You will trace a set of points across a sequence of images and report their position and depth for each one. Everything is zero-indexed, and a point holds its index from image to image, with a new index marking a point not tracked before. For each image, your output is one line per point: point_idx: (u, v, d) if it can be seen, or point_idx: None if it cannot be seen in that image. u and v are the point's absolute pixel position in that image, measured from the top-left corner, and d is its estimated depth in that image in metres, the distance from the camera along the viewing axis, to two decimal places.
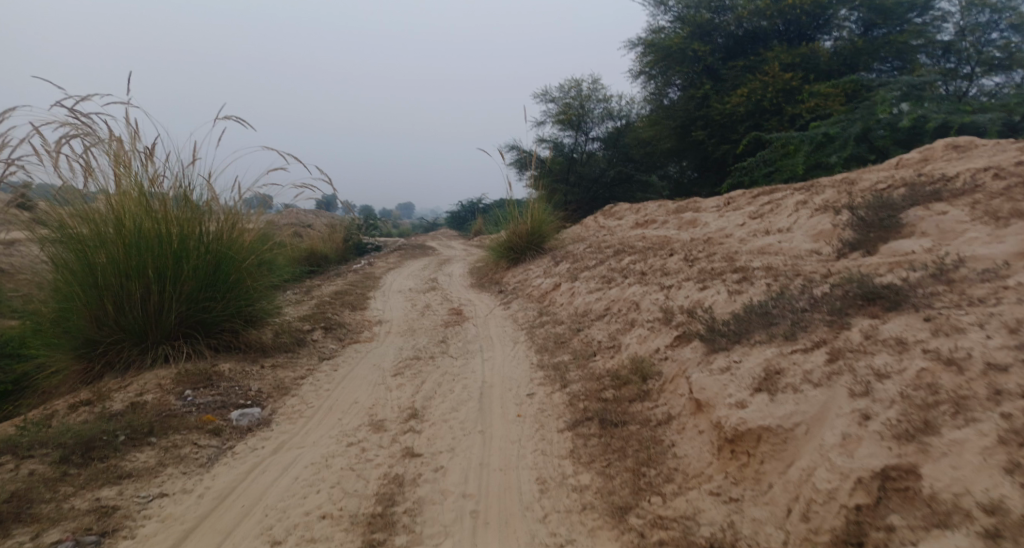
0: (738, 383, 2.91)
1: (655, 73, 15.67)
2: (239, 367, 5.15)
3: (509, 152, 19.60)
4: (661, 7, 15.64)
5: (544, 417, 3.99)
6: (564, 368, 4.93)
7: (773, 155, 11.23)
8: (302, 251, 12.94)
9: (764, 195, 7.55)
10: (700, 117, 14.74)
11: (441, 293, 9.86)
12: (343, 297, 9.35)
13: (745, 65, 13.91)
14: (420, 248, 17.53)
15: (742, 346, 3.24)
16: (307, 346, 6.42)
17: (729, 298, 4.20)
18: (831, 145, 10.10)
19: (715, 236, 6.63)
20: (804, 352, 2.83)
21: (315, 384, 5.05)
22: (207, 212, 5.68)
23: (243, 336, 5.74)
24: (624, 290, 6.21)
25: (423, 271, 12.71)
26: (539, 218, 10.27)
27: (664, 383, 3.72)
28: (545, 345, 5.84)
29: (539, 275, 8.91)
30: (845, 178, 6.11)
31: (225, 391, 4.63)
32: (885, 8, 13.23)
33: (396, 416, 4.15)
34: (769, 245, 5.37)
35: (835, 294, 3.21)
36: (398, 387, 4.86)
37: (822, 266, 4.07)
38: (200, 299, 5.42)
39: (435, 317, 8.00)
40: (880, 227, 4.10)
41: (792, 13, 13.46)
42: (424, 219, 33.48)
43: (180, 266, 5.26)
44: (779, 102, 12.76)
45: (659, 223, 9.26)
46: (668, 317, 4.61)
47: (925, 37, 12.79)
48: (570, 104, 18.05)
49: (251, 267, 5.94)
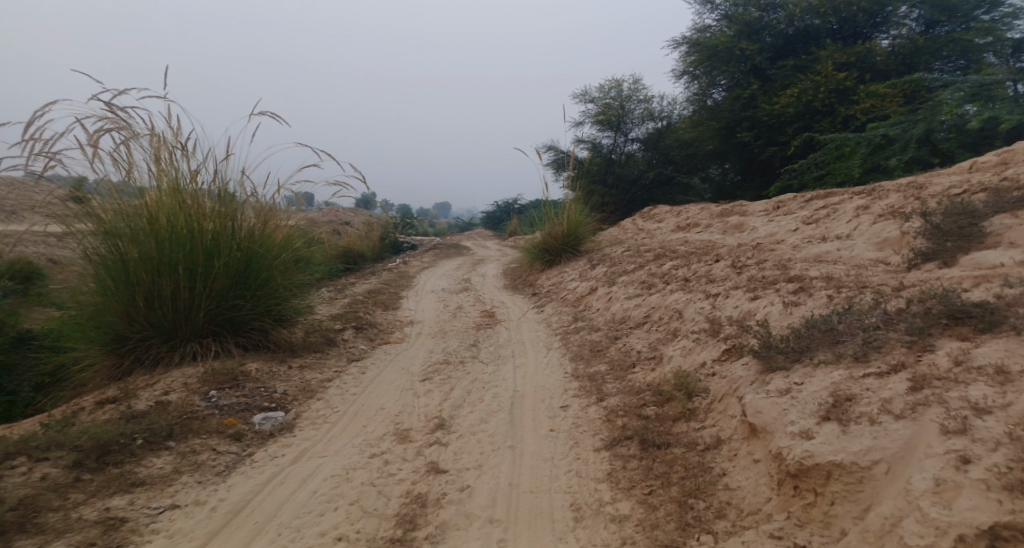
0: (801, 410, 2.57)
1: (699, 73, 15.16)
2: (266, 367, 5.05)
3: (546, 153, 19.36)
4: (707, 5, 15.14)
5: (578, 433, 3.72)
6: (600, 379, 4.64)
7: (826, 158, 10.66)
8: (339, 249, 12.98)
9: (818, 199, 7.09)
10: (746, 118, 14.17)
11: (474, 294, 9.68)
12: (376, 296, 9.26)
13: (795, 65, 13.31)
14: (454, 247, 17.44)
15: (803, 366, 2.90)
16: (337, 346, 6.30)
17: (785, 310, 3.84)
18: (890, 147, 9.49)
19: (764, 243, 6.22)
20: (880, 377, 2.48)
21: (341, 388, 4.90)
22: (240, 209, 5.62)
23: (273, 335, 5.65)
24: (665, 296, 5.88)
25: (457, 271, 12.58)
26: (575, 220, 9.98)
27: (713, 402, 3.39)
28: (580, 353, 5.56)
29: (574, 278, 8.62)
30: (911, 182, 5.62)
31: (250, 393, 4.52)
32: (950, 4, 12.45)
33: (422, 426, 3.96)
34: (827, 253, 4.96)
35: (912, 311, 2.83)
36: (426, 394, 4.67)
37: (892, 278, 3.67)
38: (231, 297, 5.34)
39: (467, 319, 7.80)
40: (959, 234, 3.66)
41: (848, 10, 12.80)
42: (461, 218, 33.52)
43: (211, 263, 5.18)
44: (831, 102, 12.14)
45: (702, 227, 8.85)
46: (716, 329, 4.27)
47: (994, 34, 12.00)
48: (611, 104, 17.64)
49: (282, 265, 5.84)
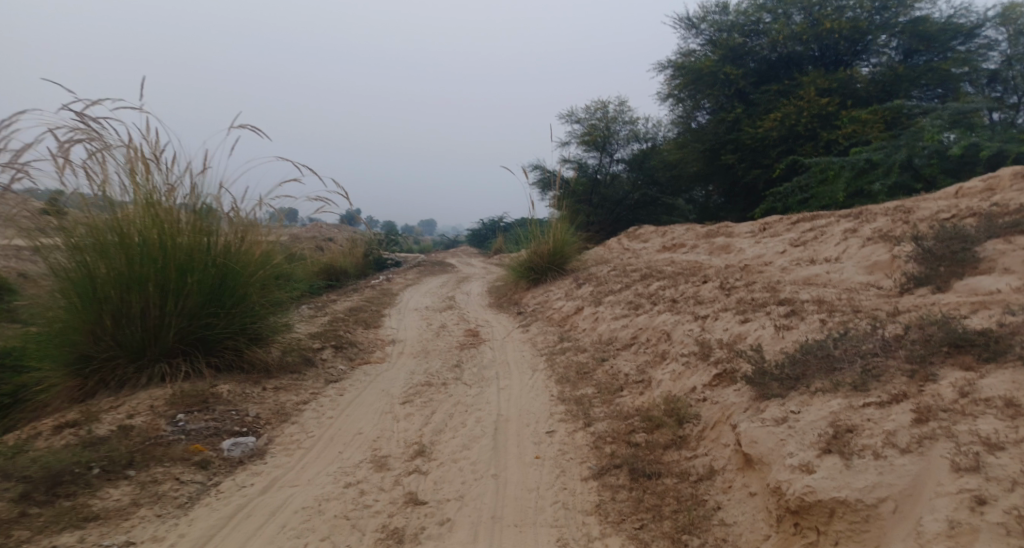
0: (799, 441, 2.45)
1: (683, 96, 15.31)
2: (239, 389, 4.82)
3: (532, 172, 19.39)
4: (692, 29, 15.39)
5: (565, 461, 3.57)
6: (587, 403, 4.49)
7: (810, 181, 10.76)
8: (320, 265, 12.76)
9: (804, 222, 7.10)
10: (730, 141, 14.30)
11: (458, 313, 9.50)
12: (357, 314, 9.04)
13: (778, 89, 13.50)
14: (438, 265, 17.26)
15: (800, 393, 2.79)
16: (315, 366, 6.08)
17: (777, 334, 3.75)
18: (874, 172, 9.59)
19: (752, 264, 6.17)
20: (882, 407, 2.38)
21: (317, 411, 4.70)
22: (216, 224, 5.42)
23: (247, 354, 5.42)
24: (653, 317, 5.78)
25: (441, 288, 12.41)
26: (561, 239, 9.91)
27: (705, 429, 3.27)
28: (566, 375, 5.41)
29: (560, 298, 8.50)
30: (898, 206, 5.63)
31: (221, 416, 4.30)
32: (928, 34, 12.76)
33: (401, 453, 3.77)
34: (817, 276, 4.91)
35: (911, 338, 2.75)
36: (406, 418, 4.48)
37: (886, 302, 3.61)
38: (203, 314, 5.12)
39: (450, 339, 7.62)
40: (952, 259, 3.62)
41: (829, 37, 13.06)
42: (446, 236, 33.35)
43: (183, 280, 4.97)
44: (814, 127, 12.30)
45: (688, 247, 8.81)
46: (706, 352, 4.17)
47: (970, 64, 12.32)
48: (596, 125, 17.86)
49: (259, 282, 5.64)
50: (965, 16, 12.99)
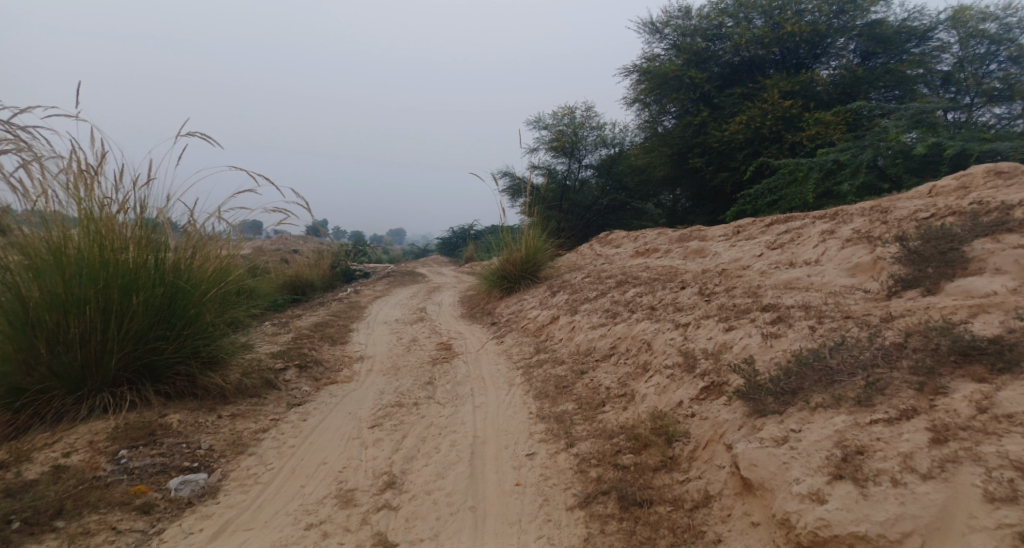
0: (804, 464, 2.25)
1: (649, 101, 15.35)
2: (192, 418, 4.43)
3: (502, 179, 19.18)
4: (656, 34, 15.45)
5: (547, 487, 3.31)
6: (568, 421, 4.24)
7: (779, 183, 10.81)
8: (285, 278, 12.28)
9: (778, 224, 7.03)
10: (697, 144, 14.33)
11: (429, 325, 9.17)
12: (324, 329, 8.64)
13: (742, 93, 13.61)
14: (408, 275, 16.89)
15: (799, 409, 2.60)
16: (277, 389, 5.69)
17: (765, 343, 3.59)
18: (841, 172, 9.64)
19: (730, 269, 6.04)
20: (891, 425, 2.20)
21: (278, 440, 4.34)
22: (163, 240, 5.01)
23: (201, 380, 5.01)
24: (631, 326, 5.58)
25: (412, 299, 12.06)
26: (533, 245, 9.68)
27: (696, 449, 3.05)
28: (544, 390, 5.15)
29: (534, 307, 8.26)
30: (874, 206, 5.57)
31: (169, 451, 3.91)
32: (884, 37, 13.02)
33: (369, 486, 3.46)
34: (798, 279, 4.79)
35: (913, 346, 2.59)
36: (375, 444, 4.17)
37: (876, 306, 3.47)
38: (151, 338, 4.70)
39: (422, 353, 7.29)
40: (941, 260, 3.51)
41: (790, 41, 13.18)
42: (415, 245, 32.78)
43: (128, 299, 4.56)
44: (778, 130, 12.41)
45: (662, 252, 8.68)
46: (691, 363, 3.97)
47: (925, 66, 12.61)
48: (564, 131, 17.81)
49: (213, 300, 5.24)
50: (918, 19, 13.33)
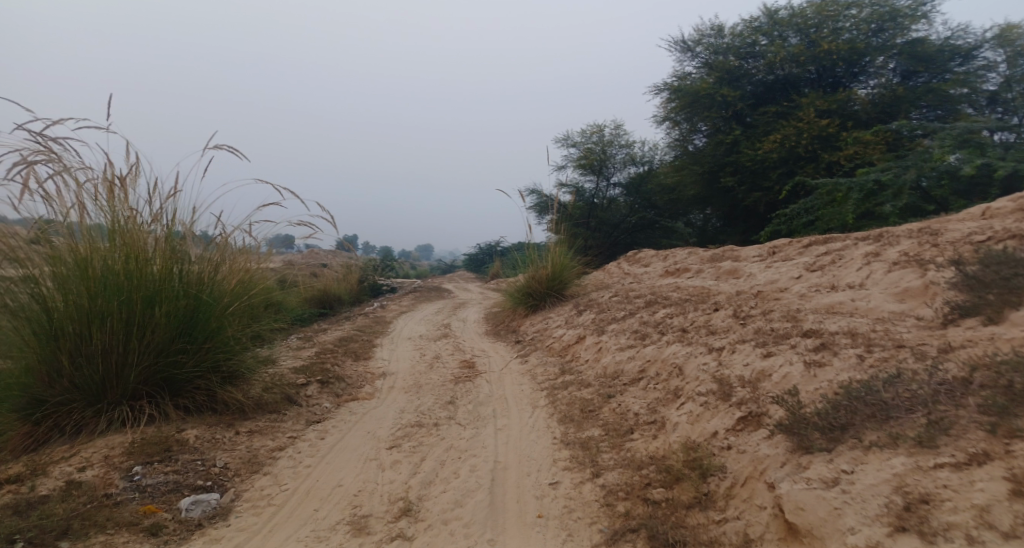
0: (859, 512, 2.01)
1: (680, 119, 15.13)
2: (209, 434, 4.36)
3: (529, 196, 19.12)
4: (688, 52, 15.30)
5: (571, 521, 3.12)
6: (595, 448, 4.04)
7: (816, 203, 10.45)
8: (312, 292, 12.34)
9: (817, 245, 6.75)
10: (729, 163, 14.02)
11: (453, 341, 9.05)
12: (347, 344, 8.59)
13: (777, 111, 13.30)
14: (434, 290, 16.84)
15: (851, 448, 2.37)
16: (297, 404, 5.62)
17: (808, 372, 3.36)
18: (883, 193, 9.26)
19: (766, 291, 5.78)
20: (960, 470, 1.96)
21: (294, 459, 4.25)
22: (187, 253, 5.01)
23: (220, 395, 4.96)
24: (662, 348, 5.36)
25: (436, 315, 11.97)
26: (560, 263, 9.51)
27: (734, 486, 2.82)
28: (569, 413, 4.96)
29: (559, 325, 8.06)
30: (922, 228, 5.28)
31: (184, 468, 3.85)
32: (927, 55, 12.60)
33: (383, 513, 3.36)
34: (841, 304, 4.52)
35: (980, 381, 2.35)
36: (392, 467, 4.05)
37: (931, 336, 3.22)
38: (172, 351, 4.67)
39: (444, 371, 7.15)
40: (1003, 285, 3.24)
41: (827, 59, 12.85)
42: (442, 260, 32.95)
43: (151, 312, 4.55)
44: (815, 149, 12.06)
45: (692, 272, 8.42)
46: (726, 391, 3.74)
47: (970, 85, 12.15)
48: (592, 149, 17.68)
49: (234, 314, 5.20)
50: (962, 37, 12.89)
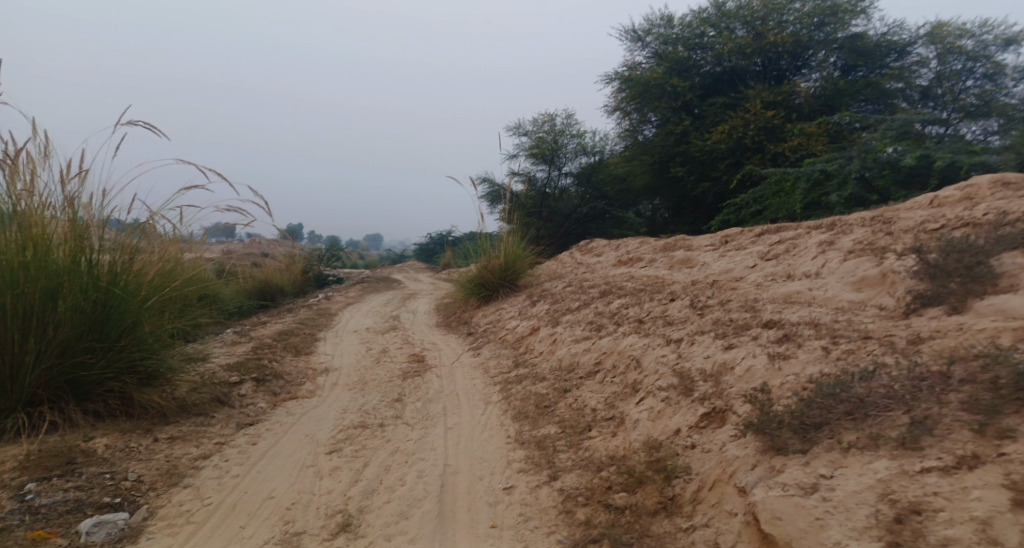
0: (844, 523, 1.83)
1: (630, 109, 15.09)
2: (121, 444, 3.87)
3: (481, 184, 18.75)
4: (638, 42, 15.27)
5: (527, 531, 2.88)
6: (551, 448, 3.81)
7: (765, 193, 10.57)
8: (251, 283, 11.64)
9: (769, 234, 6.75)
10: (679, 154, 14.07)
11: (402, 334, 8.66)
12: (287, 339, 8.07)
13: (725, 102, 13.42)
14: (383, 281, 16.28)
15: (828, 450, 2.20)
16: (228, 406, 5.14)
17: (773, 366, 3.23)
18: (829, 183, 9.43)
19: (722, 280, 5.70)
20: (949, 475, 1.80)
21: (221, 468, 3.83)
22: (99, 240, 4.41)
23: (136, 399, 4.40)
24: (618, 340, 5.19)
25: (385, 307, 11.52)
26: (512, 253, 9.24)
27: (701, 490, 2.63)
28: (524, 409, 4.71)
29: (512, 317, 7.81)
30: (874, 216, 5.29)
31: (88, 483, 3.36)
32: (865, 50, 12.96)
33: (319, 530, 3.04)
34: (798, 293, 4.44)
35: (959, 376, 2.23)
36: (331, 474, 3.69)
37: (895, 327, 3.14)
38: (78, 349, 4.11)
39: (391, 366, 6.77)
40: (965, 274, 3.19)
41: (773, 51, 13.02)
42: (391, 251, 32.10)
43: (52, 307, 3.98)
44: (761, 140, 12.23)
45: (645, 261, 8.33)
46: (688, 386, 3.58)
47: (905, 80, 12.58)
48: (544, 138, 17.48)
49: (153, 310, 4.62)
50: (898, 33, 13.32)
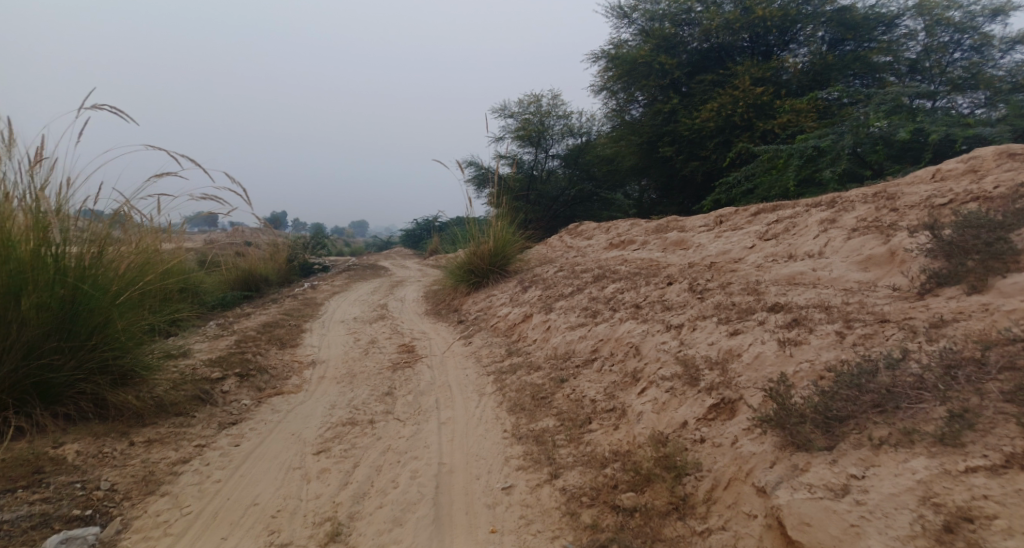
0: (885, 531, 1.68)
1: (617, 88, 14.80)
2: (93, 450, 3.60)
3: (467, 168, 18.40)
4: (624, 19, 14.96)
5: (530, 536, 2.70)
6: (550, 442, 3.63)
7: (756, 170, 10.39)
8: (234, 275, 11.30)
9: (765, 213, 6.58)
10: (667, 133, 13.83)
11: (391, 323, 8.42)
12: (272, 331, 7.79)
13: (713, 80, 13.18)
14: (370, 268, 15.97)
15: (856, 447, 2.05)
16: (210, 403, 4.87)
17: (784, 353, 3.07)
18: (822, 159, 9.27)
19: (720, 262, 5.53)
20: (999, 476, 1.65)
21: (202, 473, 3.59)
22: (66, 232, 4.05)
23: (111, 400, 4.07)
24: (615, 326, 5.00)
25: (372, 295, 11.26)
26: (502, 237, 8.99)
27: (714, 489, 2.47)
28: (519, 401, 4.53)
29: (504, 303, 7.61)
30: (877, 192, 5.13)
31: (56, 494, 3.09)
32: (853, 23, 12.75)
33: (307, 540, 2.84)
34: (802, 274, 4.28)
35: (997, 363, 2.07)
36: (319, 477, 3.49)
37: (913, 309, 2.98)
38: (45, 350, 3.76)
39: (381, 357, 6.55)
40: (985, 250, 3.03)
41: (760, 26, 12.75)
42: (377, 237, 31.68)
43: (15, 305, 3.64)
44: (750, 117, 12.03)
45: (638, 244, 8.14)
46: (693, 374, 3.40)
47: (893, 53, 12.41)
48: (530, 120, 17.12)
49: (126, 306, 4.29)
50: (886, 6, 13.10)
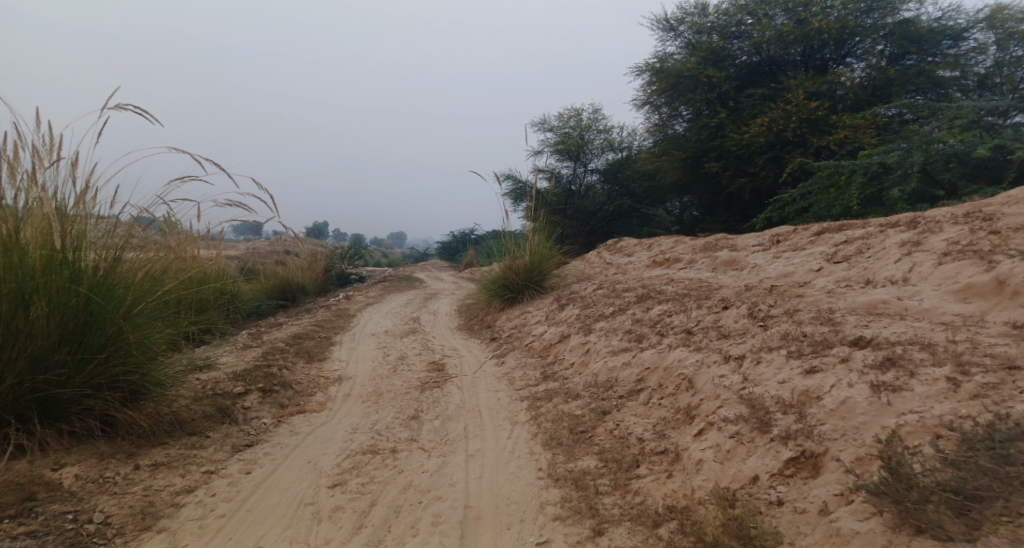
0: None
1: (661, 102, 14.28)
2: (92, 474, 3.31)
3: (505, 181, 18.10)
4: (670, 32, 14.47)
5: None
6: (592, 488, 3.17)
7: (813, 188, 9.70)
8: (270, 284, 11.18)
9: (829, 234, 6.00)
10: (713, 148, 13.21)
11: (422, 339, 8.07)
12: (301, 343, 7.53)
13: (763, 94, 12.55)
14: (405, 280, 15.74)
15: None
16: (229, 421, 4.58)
17: (879, 400, 2.55)
18: (888, 177, 8.54)
19: (782, 285, 4.98)
20: None
21: (206, 506, 3.27)
22: (83, 237, 3.84)
23: (119, 418, 3.80)
24: (664, 354, 4.50)
25: (405, 308, 10.97)
26: (539, 253, 8.56)
27: None
28: (556, 434, 4.08)
29: (540, 322, 7.17)
30: (968, 212, 4.53)
31: (44, 527, 2.81)
32: (918, 36, 11.95)
33: None
34: (885, 303, 3.72)
35: None
36: (332, 518, 3.11)
37: None
38: (52, 363, 3.52)
39: (409, 376, 6.17)
40: None
41: (816, 39, 12.06)
42: (414, 248, 31.74)
43: (22, 314, 3.42)
44: (803, 133, 11.34)
45: (684, 262, 7.61)
46: (763, 419, 2.90)
47: (962, 67, 11.56)
48: (569, 134, 16.74)
49: (142, 315, 4.05)
50: (953, 18, 12.27)
